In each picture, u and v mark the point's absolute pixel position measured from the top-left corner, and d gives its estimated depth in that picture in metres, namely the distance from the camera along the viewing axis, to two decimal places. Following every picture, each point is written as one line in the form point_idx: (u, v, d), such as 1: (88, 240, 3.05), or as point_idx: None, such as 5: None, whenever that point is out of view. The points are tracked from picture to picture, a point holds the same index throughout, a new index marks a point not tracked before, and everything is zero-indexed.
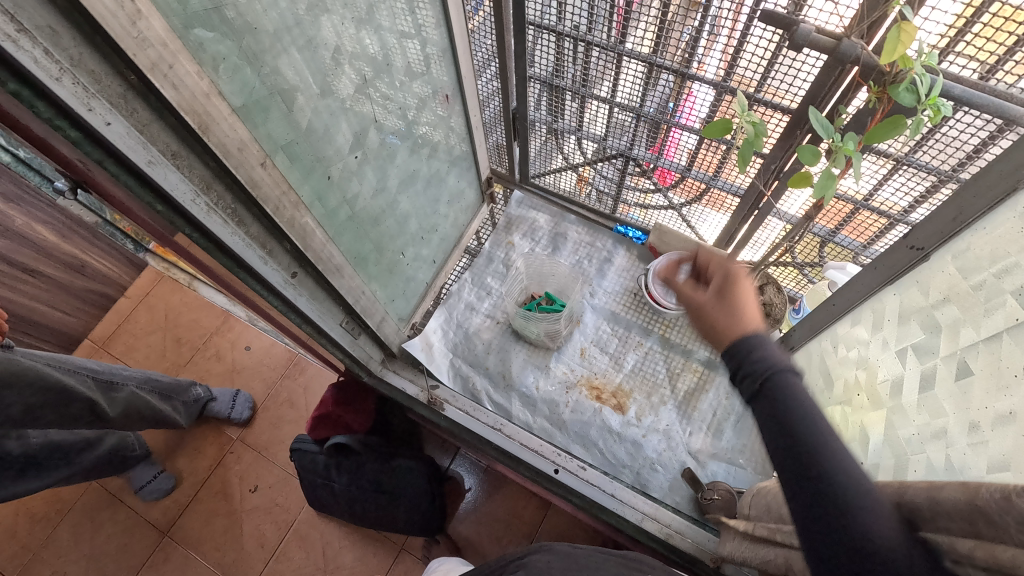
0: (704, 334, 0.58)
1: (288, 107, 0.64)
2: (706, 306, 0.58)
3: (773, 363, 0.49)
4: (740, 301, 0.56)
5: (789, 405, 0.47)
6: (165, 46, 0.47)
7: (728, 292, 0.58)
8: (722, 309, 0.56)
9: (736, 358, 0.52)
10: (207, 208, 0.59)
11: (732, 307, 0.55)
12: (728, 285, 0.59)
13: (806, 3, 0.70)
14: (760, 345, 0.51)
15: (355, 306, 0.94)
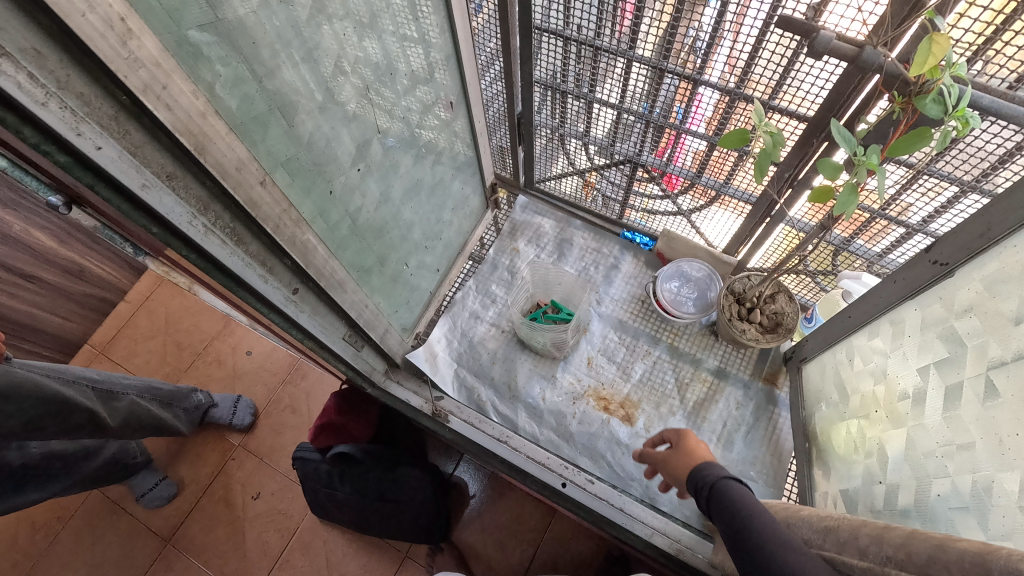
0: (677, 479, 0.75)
1: (288, 121, 0.62)
2: (668, 458, 0.77)
3: (715, 477, 0.66)
4: (692, 447, 0.75)
5: (729, 504, 0.62)
6: (158, 65, 0.44)
7: (684, 446, 0.76)
8: (681, 459, 0.74)
9: (696, 485, 0.68)
10: (205, 229, 0.56)
11: (687, 453, 0.74)
12: (682, 437, 0.78)
13: (827, 8, 0.67)
14: (708, 471, 0.68)
15: (358, 320, 0.92)
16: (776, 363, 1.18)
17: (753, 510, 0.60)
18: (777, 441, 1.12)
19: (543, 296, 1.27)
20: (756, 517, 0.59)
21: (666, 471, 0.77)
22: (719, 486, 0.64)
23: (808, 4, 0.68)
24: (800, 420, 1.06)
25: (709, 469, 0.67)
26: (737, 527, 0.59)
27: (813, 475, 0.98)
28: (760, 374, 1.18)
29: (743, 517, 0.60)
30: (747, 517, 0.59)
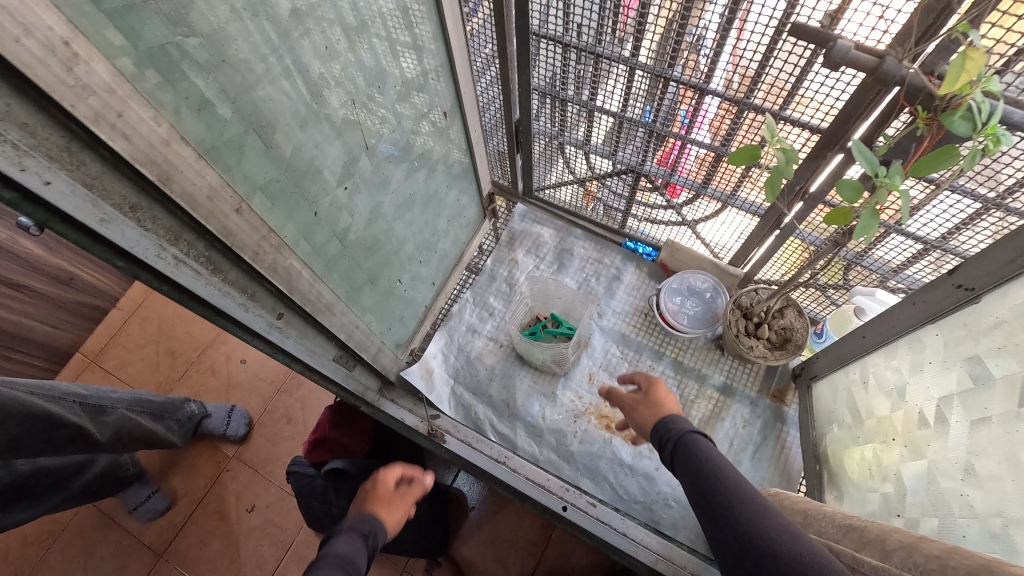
0: (640, 423, 0.82)
1: (266, 143, 0.57)
2: (637, 405, 0.82)
3: (684, 431, 0.70)
4: (663, 400, 0.80)
5: (694, 453, 0.66)
6: (112, 92, 0.40)
7: (653, 397, 0.82)
8: (649, 407, 0.80)
9: (661, 433, 0.73)
10: (175, 261, 0.52)
11: (655, 403, 0.80)
12: (654, 388, 0.84)
13: (844, 15, 0.62)
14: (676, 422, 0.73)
15: (349, 342, 0.87)
16: (784, 379, 1.14)
17: (716, 460, 0.63)
18: (786, 461, 1.07)
19: (543, 309, 1.23)
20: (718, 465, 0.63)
21: (632, 416, 0.83)
22: (682, 437, 0.69)
23: (826, 11, 0.63)
24: (811, 440, 1.02)
25: (676, 422, 0.71)
26: (699, 473, 0.63)
27: (825, 498, 0.94)
28: (767, 391, 1.14)
29: (710, 466, 0.63)
30: (705, 461, 0.64)
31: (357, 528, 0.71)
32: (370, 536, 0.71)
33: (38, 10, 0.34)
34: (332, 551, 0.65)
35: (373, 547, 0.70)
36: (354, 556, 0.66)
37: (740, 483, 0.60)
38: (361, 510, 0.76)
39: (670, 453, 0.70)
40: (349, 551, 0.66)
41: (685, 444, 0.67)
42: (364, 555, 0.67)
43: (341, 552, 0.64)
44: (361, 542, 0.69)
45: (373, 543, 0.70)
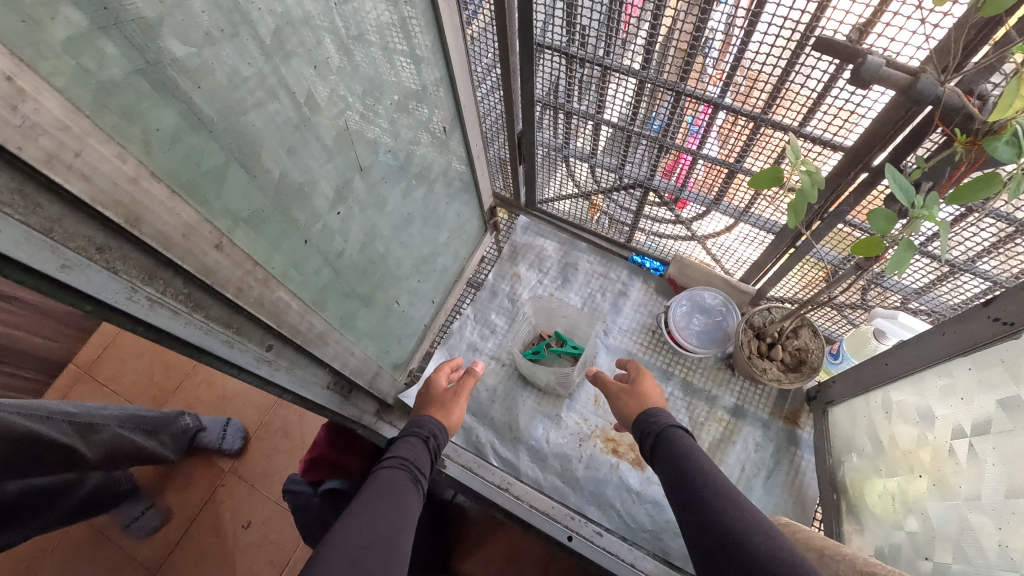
0: (624, 411, 0.88)
1: (250, 172, 0.52)
2: (624, 395, 0.89)
3: (664, 422, 0.76)
4: (646, 393, 0.86)
5: (673, 442, 0.71)
6: (67, 129, 0.35)
7: (639, 389, 0.88)
8: (635, 399, 0.86)
9: (642, 422, 0.79)
10: (150, 302, 0.47)
11: (641, 396, 0.86)
12: (641, 379, 0.91)
13: (873, 28, 0.58)
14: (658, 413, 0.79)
15: (344, 370, 0.83)
16: (798, 401, 1.10)
17: (693, 449, 0.69)
18: (800, 486, 1.03)
19: (546, 327, 1.18)
20: (694, 452, 0.68)
21: (618, 405, 0.89)
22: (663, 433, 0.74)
23: (854, 24, 0.59)
24: (828, 467, 0.97)
25: (658, 415, 0.77)
26: (674, 459, 0.68)
27: (843, 529, 0.90)
28: (780, 413, 1.09)
29: (687, 453, 0.68)
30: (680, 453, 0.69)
31: (416, 433, 0.81)
32: (430, 439, 0.81)
33: None
34: (397, 454, 0.75)
35: (434, 448, 0.81)
36: (416, 456, 0.76)
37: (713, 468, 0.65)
38: (421, 414, 0.88)
39: (649, 442, 0.75)
40: (412, 453, 0.76)
41: (665, 438, 0.73)
42: (426, 457, 0.78)
43: (405, 455, 0.75)
44: (423, 445, 0.79)
45: (435, 443, 0.82)
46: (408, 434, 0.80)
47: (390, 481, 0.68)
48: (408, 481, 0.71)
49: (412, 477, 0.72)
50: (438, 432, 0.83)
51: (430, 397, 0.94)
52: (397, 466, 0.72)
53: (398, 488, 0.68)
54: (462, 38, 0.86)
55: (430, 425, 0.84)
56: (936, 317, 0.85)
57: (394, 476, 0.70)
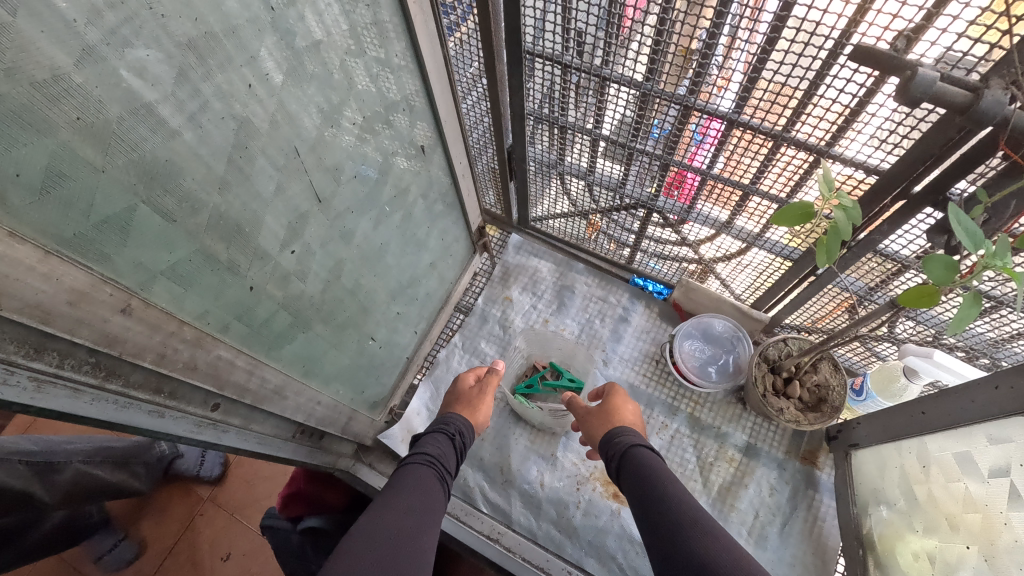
0: (592, 432, 0.79)
1: (168, 216, 0.43)
2: (590, 416, 0.80)
3: (629, 442, 0.68)
4: (613, 407, 0.78)
5: (639, 464, 0.64)
6: None
7: (607, 407, 0.79)
8: (601, 419, 0.77)
9: (606, 443, 0.71)
10: (35, 383, 0.37)
11: (608, 415, 0.77)
12: (610, 394, 0.83)
13: (923, 35, 0.49)
14: (624, 430, 0.72)
15: (309, 421, 0.73)
16: (816, 439, 1.01)
17: (663, 473, 0.61)
18: (820, 535, 0.94)
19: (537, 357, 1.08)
20: (664, 476, 0.61)
21: (587, 427, 0.80)
22: (627, 453, 0.67)
23: (901, 30, 0.50)
24: (852, 518, 0.88)
25: (623, 434, 0.69)
26: (640, 484, 0.61)
27: None
28: (796, 452, 1.00)
29: (658, 476, 0.61)
30: (644, 474, 0.62)
31: (442, 430, 0.74)
32: (457, 436, 0.74)
33: None
34: (422, 449, 0.69)
35: (461, 446, 0.74)
36: (443, 454, 0.70)
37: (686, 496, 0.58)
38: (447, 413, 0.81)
39: (615, 465, 0.68)
40: (438, 449, 0.70)
41: (630, 458, 0.65)
42: (451, 454, 0.71)
43: (431, 451, 0.69)
44: (448, 443, 0.73)
45: (462, 440, 0.75)
46: (434, 430, 0.74)
47: (419, 481, 0.62)
48: (433, 480, 0.64)
49: (438, 475, 0.66)
50: (465, 430, 0.76)
51: (456, 393, 0.87)
52: (423, 464, 0.65)
53: (422, 488, 0.62)
54: (443, 46, 0.76)
55: (456, 420, 0.77)
56: (974, 354, 0.77)
57: (421, 475, 0.64)
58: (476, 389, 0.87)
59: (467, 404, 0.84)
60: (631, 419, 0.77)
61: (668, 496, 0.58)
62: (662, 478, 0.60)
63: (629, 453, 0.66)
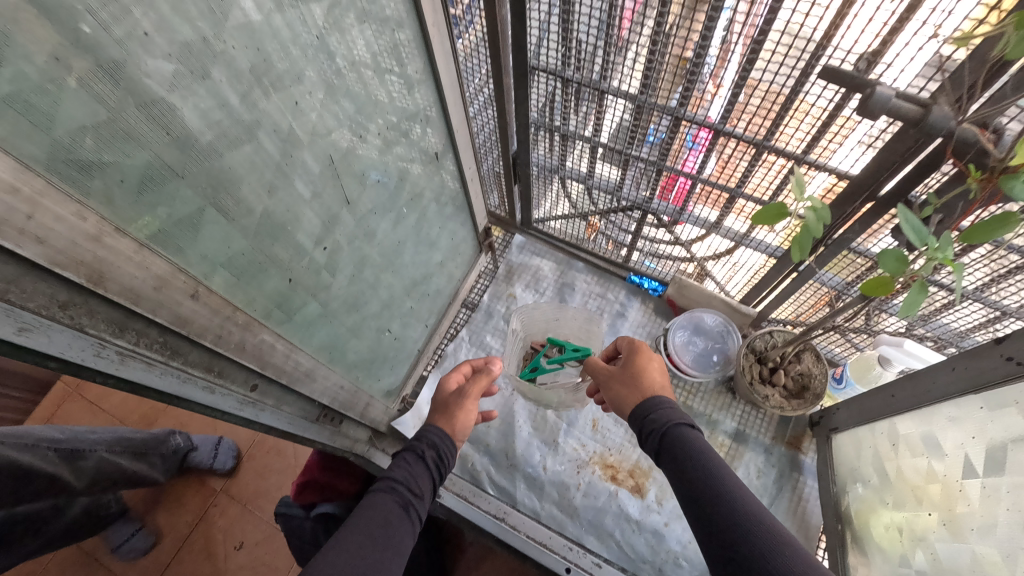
0: (619, 396, 0.73)
1: (227, 215, 0.50)
2: (617, 380, 0.74)
3: (670, 421, 0.63)
4: (642, 370, 0.72)
5: (681, 448, 0.60)
6: (18, 193, 0.32)
7: (634, 370, 0.74)
8: (630, 385, 0.72)
9: (637, 418, 0.67)
10: (120, 356, 0.43)
11: (637, 380, 0.72)
12: (635, 354, 0.77)
13: (882, 59, 0.56)
14: (655, 401, 0.67)
15: (333, 403, 0.80)
16: (800, 425, 1.07)
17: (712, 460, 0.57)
18: (804, 514, 1.00)
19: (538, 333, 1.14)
20: (711, 466, 0.57)
21: (612, 391, 0.74)
22: (671, 433, 0.62)
23: (862, 54, 0.57)
24: (833, 497, 0.95)
25: (664, 410, 0.64)
26: (683, 475, 0.58)
27: (848, 561, 0.87)
28: (782, 438, 1.07)
29: (707, 467, 0.57)
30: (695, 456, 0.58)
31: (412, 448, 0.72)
32: (429, 453, 0.71)
33: None
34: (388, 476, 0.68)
35: (434, 462, 0.71)
36: (413, 476, 0.68)
37: (744, 489, 0.55)
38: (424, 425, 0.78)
39: (654, 441, 0.63)
40: (405, 474, 0.68)
41: (677, 439, 0.61)
42: (424, 475, 0.69)
43: (396, 477, 0.67)
44: (418, 462, 0.70)
45: (436, 456, 0.72)
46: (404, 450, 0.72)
47: (376, 511, 0.62)
48: (396, 508, 0.63)
49: (401, 504, 0.64)
50: (438, 442, 0.73)
51: (439, 406, 0.81)
52: (382, 492, 0.64)
53: (382, 521, 0.61)
54: (453, 53, 0.82)
55: (429, 433, 0.74)
56: (942, 344, 0.84)
57: (382, 506, 0.63)
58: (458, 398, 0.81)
59: (449, 417, 0.79)
60: (658, 383, 0.71)
61: (719, 494, 0.54)
62: (712, 467, 0.57)
63: (669, 435, 0.61)
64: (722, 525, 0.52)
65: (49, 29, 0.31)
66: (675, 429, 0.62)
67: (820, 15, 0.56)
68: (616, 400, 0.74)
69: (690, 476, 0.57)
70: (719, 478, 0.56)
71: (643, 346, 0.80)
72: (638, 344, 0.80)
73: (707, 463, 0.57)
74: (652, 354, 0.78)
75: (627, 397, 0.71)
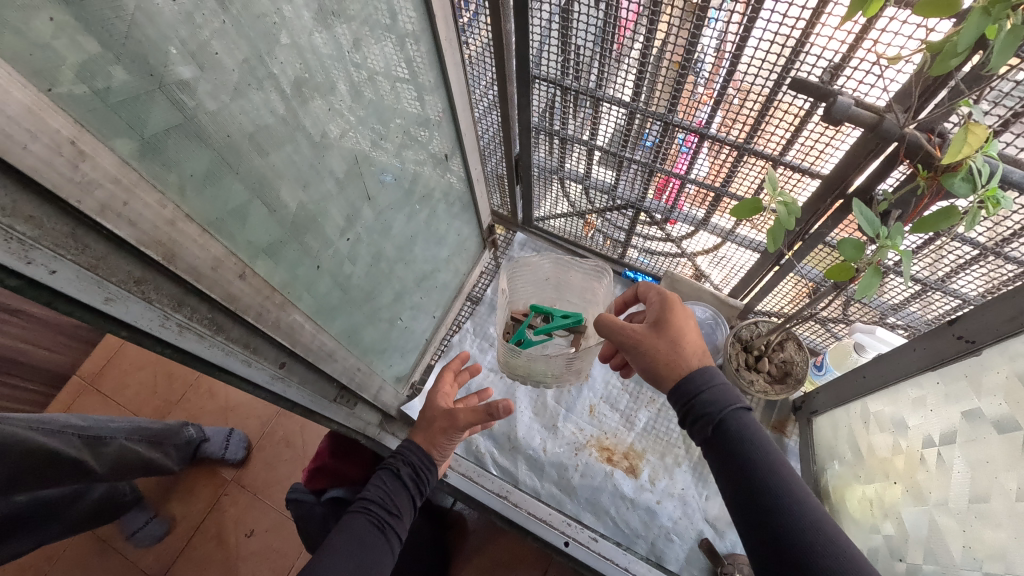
0: (647, 361, 0.68)
1: (269, 206, 0.57)
2: (648, 345, 0.68)
3: (723, 405, 0.60)
4: (680, 337, 0.67)
5: (738, 445, 0.57)
6: (118, 182, 0.39)
7: (669, 334, 0.68)
8: (665, 352, 0.66)
9: (679, 395, 0.63)
10: (180, 327, 0.50)
11: (674, 346, 0.66)
12: (668, 314, 0.70)
13: (844, 72, 0.63)
14: (701, 379, 0.62)
15: (350, 384, 0.87)
16: (784, 411, 1.14)
17: (768, 455, 0.56)
18: None
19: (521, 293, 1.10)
20: (767, 469, 0.55)
21: (639, 354, 0.69)
22: (729, 420, 0.59)
23: (826, 67, 0.64)
24: (813, 476, 1.02)
25: (715, 392, 0.60)
26: (735, 474, 0.57)
27: None
28: (768, 422, 1.14)
29: (763, 469, 0.55)
30: (752, 450, 0.57)
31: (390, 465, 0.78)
32: (404, 471, 0.77)
33: (46, 116, 0.34)
34: (364, 496, 0.74)
35: (410, 480, 0.77)
36: (388, 494, 0.74)
37: (801, 492, 0.54)
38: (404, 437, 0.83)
39: (704, 425, 0.60)
40: (381, 492, 0.74)
41: (734, 430, 0.58)
42: (401, 492, 0.75)
43: (371, 497, 0.73)
44: (395, 481, 0.76)
45: (412, 473, 0.78)
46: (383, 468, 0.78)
47: (351, 531, 0.68)
48: (370, 529, 0.70)
49: (377, 524, 0.71)
50: (415, 461, 0.78)
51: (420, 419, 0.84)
52: (359, 512, 0.71)
53: (356, 540, 0.68)
54: (461, 61, 0.90)
55: (407, 450, 0.79)
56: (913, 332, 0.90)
57: (358, 526, 0.69)
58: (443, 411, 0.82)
59: (427, 432, 0.81)
60: (698, 349, 0.66)
61: (774, 501, 0.54)
62: (768, 466, 0.56)
63: (725, 424, 0.58)
64: (772, 534, 0.53)
65: (147, 51, 0.40)
66: (730, 420, 0.59)
67: (789, 32, 0.63)
68: (645, 364, 0.68)
69: (744, 477, 0.56)
70: (776, 482, 0.55)
71: (674, 299, 0.73)
72: (669, 297, 0.73)
73: (761, 463, 0.56)
74: (683, 308, 0.71)
75: (660, 365, 0.66)
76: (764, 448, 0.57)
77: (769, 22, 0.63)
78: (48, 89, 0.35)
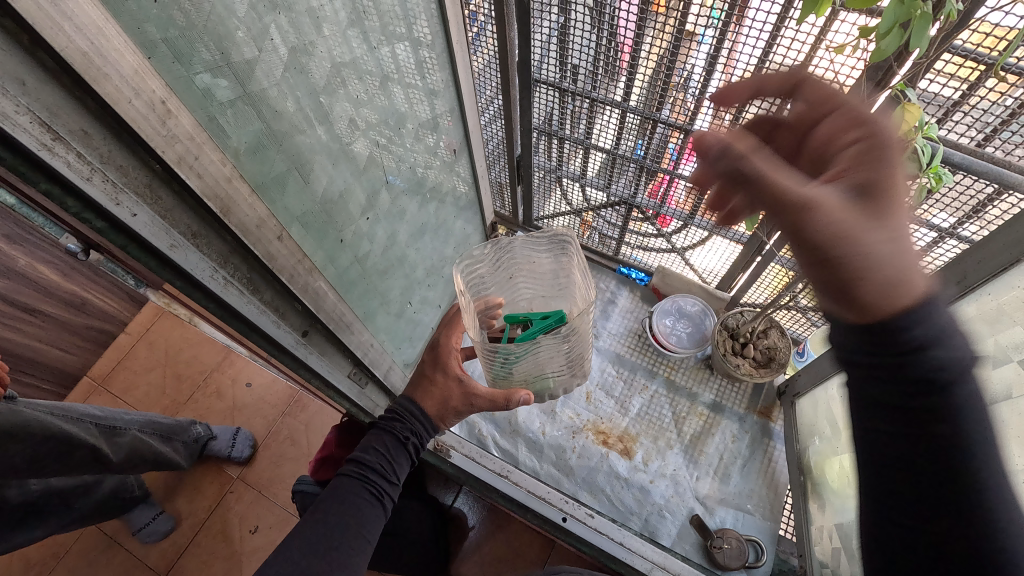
0: (842, 267, 0.44)
1: (304, 179, 0.66)
2: (860, 250, 0.43)
3: (945, 366, 0.42)
4: (905, 244, 0.43)
5: (947, 409, 0.43)
6: (192, 140, 0.48)
7: (890, 234, 0.44)
8: (886, 263, 0.43)
9: (884, 329, 0.43)
10: (226, 281, 0.56)
11: (897, 259, 0.43)
12: (886, 195, 0.45)
13: (808, 70, 0.73)
14: (926, 323, 0.42)
15: (365, 359, 0.92)
16: (770, 397, 1.23)
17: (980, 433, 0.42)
18: (774, 473, 1.14)
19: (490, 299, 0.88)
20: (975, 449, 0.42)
21: (832, 257, 0.44)
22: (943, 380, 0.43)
23: (791, 66, 0.73)
24: (795, 454, 1.09)
25: (936, 338, 0.42)
26: (918, 435, 0.44)
27: (809, 507, 0.99)
28: (755, 408, 1.22)
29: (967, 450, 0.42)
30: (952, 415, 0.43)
31: (392, 428, 0.72)
32: (409, 440, 0.71)
33: (147, 80, 0.43)
34: (361, 459, 0.69)
35: (412, 450, 0.71)
36: (389, 462, 0.69)
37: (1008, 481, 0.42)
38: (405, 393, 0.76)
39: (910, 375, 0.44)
40: (382, 459, 0.69)
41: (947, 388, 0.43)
42: (402, 462, 0.71)
43: (371, 461, 0.68)
44: (397, 445, 0.71)
45: (417, 443, 0.72)
46: (386, 428, 0.72)
47: (343, 501, 0.64)
48: (365, 500, 0.66)
49: (373, 493, 0.67)
50: (422, 432, 0.73)
51: (425, 383, 0.76)
52: (353, 478, 0.67)
53: (349, 510, 0.64)
54: (469, 69, 1.00)
55: (414, 417, 0.73)
56: None
57: (354, 494, 0.66)
58: (459, 385, 0.75)
59: (441, 407, 0.75)
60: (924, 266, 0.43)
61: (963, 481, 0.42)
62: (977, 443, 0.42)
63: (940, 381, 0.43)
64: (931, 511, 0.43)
65: (223, 33, 0.49)
66: (951, 381, 0.43)
67: (760, 36, 0.72)
68: (833, 269, 0.44)
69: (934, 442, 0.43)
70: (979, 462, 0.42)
71: (892, 165, 0.47)
72: (886, 162, 0.47)
73: (974, 446, 0.42)
74: (909, 189, 0.46)
75: (862, 286, 0.43)
76: (982, 421, 0.43)
77: (753, 29, 0.72)
78: (149, 58, 0.43)
